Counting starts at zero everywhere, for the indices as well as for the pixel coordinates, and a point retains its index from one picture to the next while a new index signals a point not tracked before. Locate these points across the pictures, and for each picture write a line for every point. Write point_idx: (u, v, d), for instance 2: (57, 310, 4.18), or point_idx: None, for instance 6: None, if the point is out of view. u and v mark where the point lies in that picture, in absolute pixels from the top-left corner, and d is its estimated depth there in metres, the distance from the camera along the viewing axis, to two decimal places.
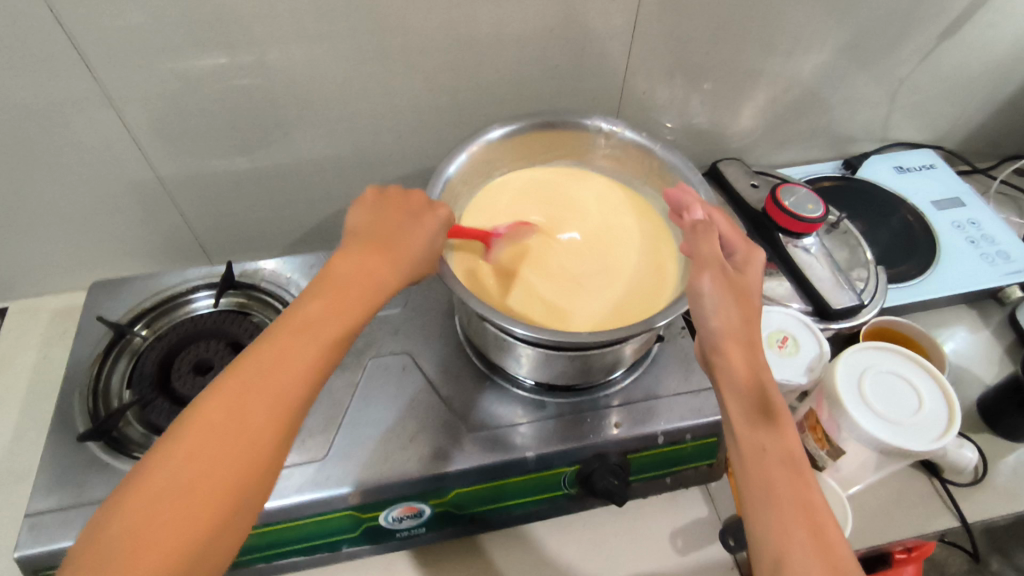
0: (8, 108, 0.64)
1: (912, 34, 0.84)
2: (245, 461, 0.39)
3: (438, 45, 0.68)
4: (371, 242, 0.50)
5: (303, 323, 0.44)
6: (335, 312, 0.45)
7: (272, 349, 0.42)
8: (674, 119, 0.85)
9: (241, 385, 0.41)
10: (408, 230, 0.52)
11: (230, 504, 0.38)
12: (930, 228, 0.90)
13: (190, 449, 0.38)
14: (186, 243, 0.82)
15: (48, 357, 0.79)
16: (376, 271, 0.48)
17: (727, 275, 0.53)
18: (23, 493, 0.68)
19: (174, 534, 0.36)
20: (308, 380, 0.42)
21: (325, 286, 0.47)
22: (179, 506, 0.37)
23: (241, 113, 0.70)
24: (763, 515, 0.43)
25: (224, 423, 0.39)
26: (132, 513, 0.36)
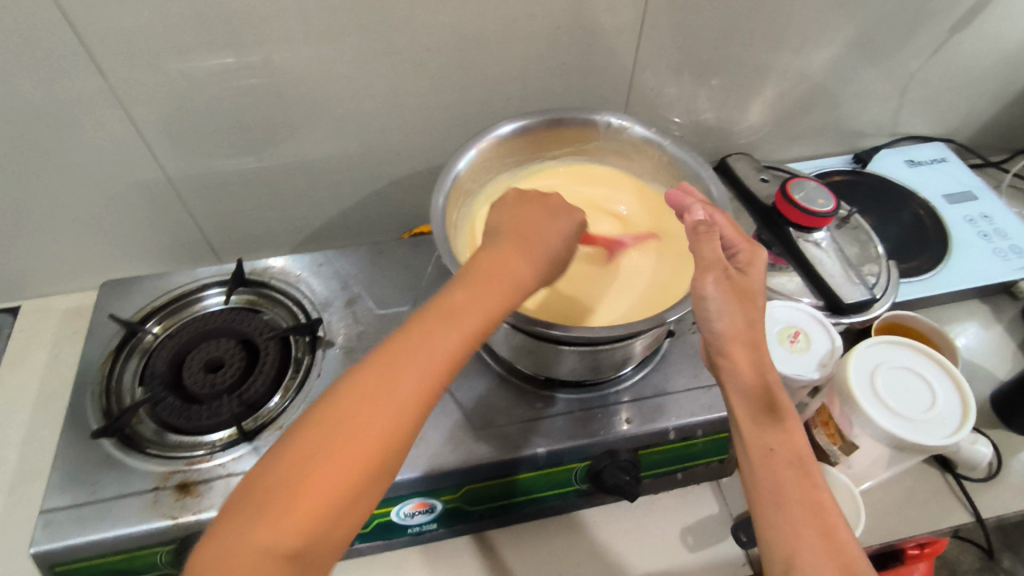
0: (19, 109, 0.64)
1: (923, 27, 0.84)
2: (383, 442, 0.40)
3: (446, 42, 0.68)
4: (513, 235, 0.50)
5: (452, 309, 0.45)
6: (478, 301, 0.45)
7: (418, 333, 0.43)
8: (682, 115, 0.85)
9: (394, 363, 0.42)
10: (544, 227, 0.52)
11: (365, 483, 0.39)
12: (942, 222, 0.89)
13: (341, 417, 0.40)
14: (196, 242, 0.83)
15: (60, 356, 0.80)
16: (516, 263, 0.48)
17: (731, 278, 0.50)
18: (37, 492, 0.68)
19: (308, 504, 0.37)
20: (445, 368, 0.43)
21: (470, 274, 0.47)
22: (321, 475, 0.38)
23: (249, 113, 0.70)
24: (773, 516, 0.44)
25: (373, 401, 0.40)
26: (276, 471, 0.38)
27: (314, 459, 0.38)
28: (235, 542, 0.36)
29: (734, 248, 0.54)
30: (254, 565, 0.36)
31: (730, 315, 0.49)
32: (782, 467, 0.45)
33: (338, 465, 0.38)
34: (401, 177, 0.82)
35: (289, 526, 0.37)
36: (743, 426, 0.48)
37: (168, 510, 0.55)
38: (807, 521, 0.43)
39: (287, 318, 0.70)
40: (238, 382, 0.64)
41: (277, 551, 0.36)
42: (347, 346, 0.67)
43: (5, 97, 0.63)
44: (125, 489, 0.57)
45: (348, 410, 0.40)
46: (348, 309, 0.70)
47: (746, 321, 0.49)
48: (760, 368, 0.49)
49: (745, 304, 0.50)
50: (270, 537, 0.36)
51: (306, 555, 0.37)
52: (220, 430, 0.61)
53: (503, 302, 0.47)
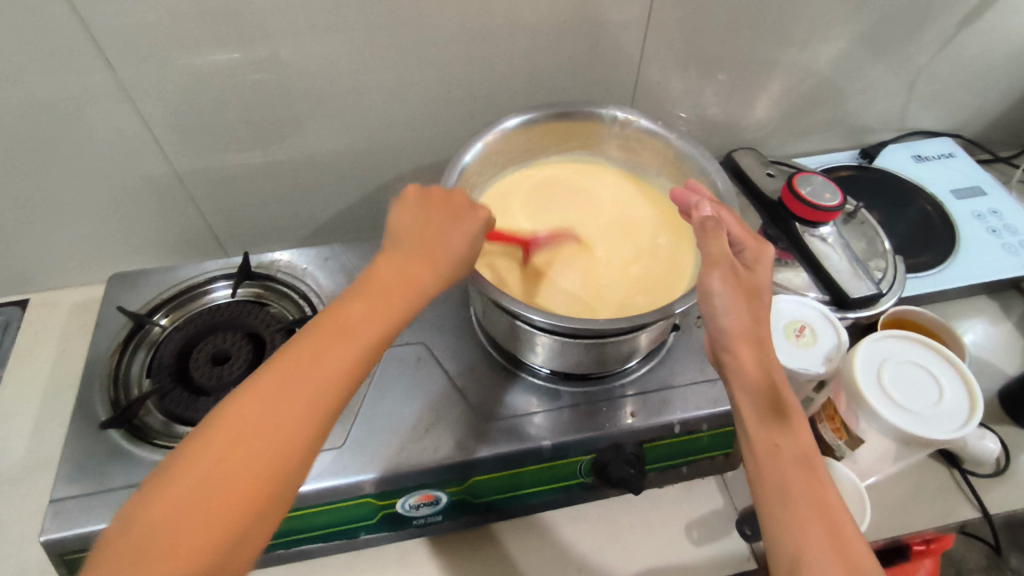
0: (28, 102, 0.64)
1: (931, 21, 0.83)
2: (274, 467, 0.38)
3: (452, 36, 0.68)
4: (410, 247, 0.49)
5: (346, 324, 0.44)
6: (375, 314, 0.45)
7: (307, 352, 0.42)
8: (688, 110, 0.85)
9: (282, 379, 0.40)
10: (448, 233, 0.50)
11: (253, 513, 0.37)
12: (949, 217, 0.89)
13: (229, 439, 0.38)
14: (202, 236, 0.83)
15: (69, 349, 0.80)
16: (416, 277, 0.48)
17: (738, 275, 0.50)
18: (46, 483, 0.69)
19: (191, 542, 0.35)
20: (345, 381, 0.42)
21: (367, 288, 0.46)
22: (207, 506, 0.36)
23: (256, 107, 0.70)
24: (780, 514, 0.43)
25: (258, 423, 0.39)
26: (152, 509, 0.36)
27: (193, 492, 0.36)
28: None
29: (741, 246, 0.54)
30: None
31: (736, 312, 0.49)
32: (789, 465, 0.45)
33: (228, 492, 0.37)
34: (406, 172, 0.82)
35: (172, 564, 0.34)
36: (749, 423, 0.47)
37: None
38: (815, 519, 0.43)
39: (293, 311, 0.70)
40: (245, 374, 0.64)
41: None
42: None
43: (15, 91, 0.63)
44: (133, 479, 0.57)
45: (234, 434, 0.38)
46: None
47: (751, 318, 0.49)
48: (766, 365, 0.48)
49: (751, 302, 0.50)
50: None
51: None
52: None
53: (403, 313, 0.46)
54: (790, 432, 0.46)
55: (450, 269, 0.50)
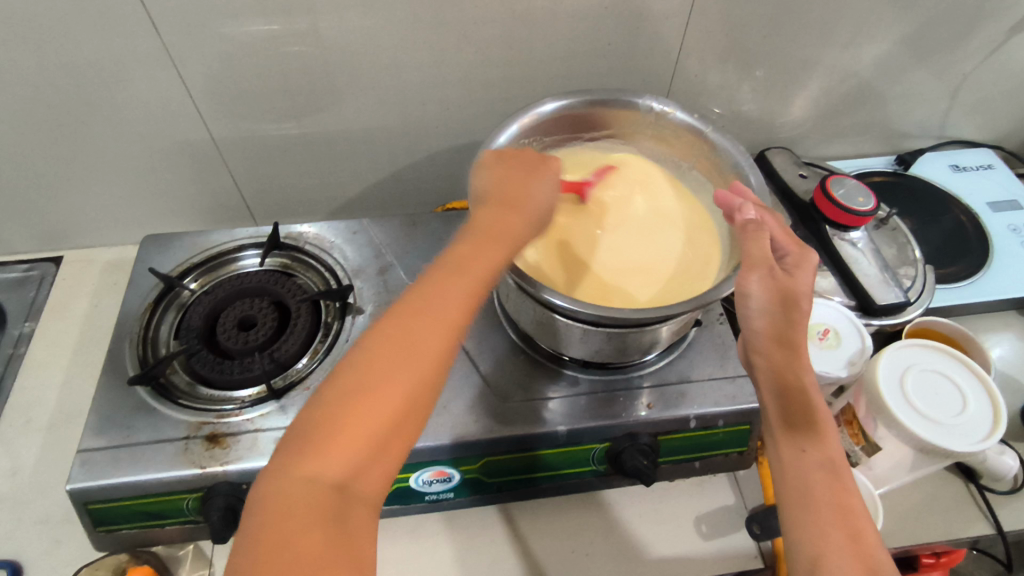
0: (74, 62, 0.66)
1: (980, 28, 0.81)
2: (411, 383, 0.40)
3: (491, 17, 0.68)
4: (506, 193, 0.51)
5: (459, 260, 0.45)
6: (483, 251, 0.46)
7: (433, 282, 0.44)
8: (723, 105, 0.84)
9: (419, 303, 0.42)
10: (535, 182, 0.52)
11: (400, 422, 0.39)
12: (984, 230, 0.87)
13: (372, 356, 0.40)
14: (233, 204, 0.85)
15: (100, 306, 0.82)
16: (518, 218, 0.49)
17: (777, 277, 0.50)
18: (73, 434, 0.71)
19: (343, 443, 0.38)
20: (462, 309, 0.43)
21: (479, 230, 0.48)
22: (356, 415, 0.38)
23: (293, 79, 0.71)
24: (804, 516, 0.44)
25: (401, 340, 0.41)
26: (315, 413, 0.39)
27: (347, 398, 0.39)
28: (283, 487, 0.37)
29: (783, 251, 0.53)
30: (303, 504, 0.36)
31: (769, 313, 0.49)
32: (814, 469, 0.46)
33: (381, 400, 0.39)
34: (437, 151, 0.82)
35: (332, 465, 0.37)
36: (775, 426, 0.48)
37: (198, 458, 0.57)
38: (834, 521, 0.44)
39: (318, 283, 0.71)
40: (269, 341, 0.65)
41: (325, 484, 0.37)
42: (376, 314, 0.68)
43: (63, 50, 0.64)
44: (158, 435, 0.59)
45: (371, 353, 0.40)
46: (379, 277, 0.71)
47: (784, 322, 0.49)
48: (796, 367, 0.49)
49: (787, 305, 0.49)
50: (313, 475, 0.37)
51: (353, 486, 0.38)
52: (249, 387, 0.63)
53: (506, 252, 0.47)
54: (819, 435, 0.47)
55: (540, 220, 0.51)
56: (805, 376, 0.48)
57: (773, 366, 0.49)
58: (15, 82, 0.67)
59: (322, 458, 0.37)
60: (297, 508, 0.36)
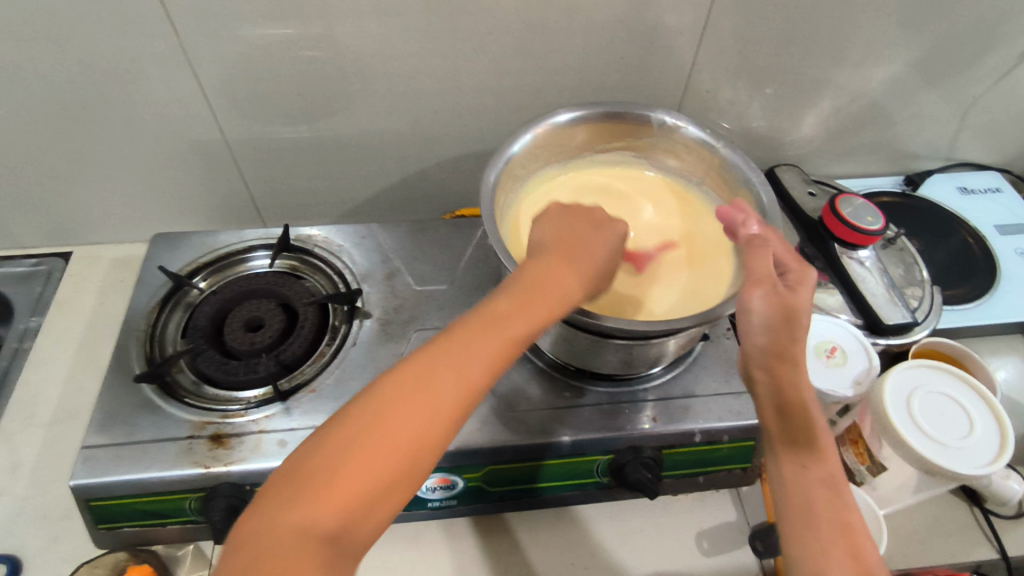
0: (92, 60, 0.66)
1: (990, 52, 0.82)
2: (422, 440, 0.40)
3: (506, 28, 0.69)
4: (561, 247, 0.51)
5: (491, 318, 0.45)
6: (518, 313, 0.46)
7: (460, 339, 0.44)
8: (732, 121, 0.84)
9: (435, 362, 0.42)
10: (587, 241, 0.53)
11: (398, 483, 0.39)
12: (990, 252, 0.87)
13: (385, 406, 0.40)
14: (243, 205, 0.85)
15: (106, 303, 0.83)
16: (562, 278, 0.49)
17: (780, 293, 0.49)
18: (76, 431, 0.71)
19: (342, 498, 0.37)
20: (478, 380, 0.43)
21: (514, 288, 0.48)
22: (359, 464, 0.38)
23: (308, 84, 0.72)
24: (809, 536, 0.44)
25: (414, 393, 0.41)
26: (321, 453, 0.39)
27: (354, 441, 0.39)
28: (271, 528, 0.36)
29: (785, 268, 0.52)
30: (288, 553, 0.35)
31: (771, 330, 0.49)
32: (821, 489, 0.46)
33: (386, 458, 0.39)
34: (447, 159, 0.83)
35: (325, 517, 0.37)
36: (778, 445, 0.48)
37: (201, 458, 0.57)
38: (838, 540, 0.44)
39: (326, 286, 0.72)
40: (276, 343, 0.65)
41: (315, 532, 0.36)
42: (383, 319, 0.68)
43: (81, 47, 0.65)
44: (161, 433, 0.59)
45: (385, 407, 0.40)
46: (387, 282, 0.71)
47: (786, 338, 0.49)
48: (797, 384, 0.49)
49: (789, 321, 0.49)
50: (305, 523, 0.36)
51: (344, 538, 0.37)
52: (254, 388, 0.63)
53: (543, 320, 0.47)
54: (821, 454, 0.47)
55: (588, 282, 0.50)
56: (806, 394, 0.48)
57: (775, 383, 0.49)
58: (33, 79, 0.67)
59: (317, 510, 0.37)
60: (283, 554, 0.35)
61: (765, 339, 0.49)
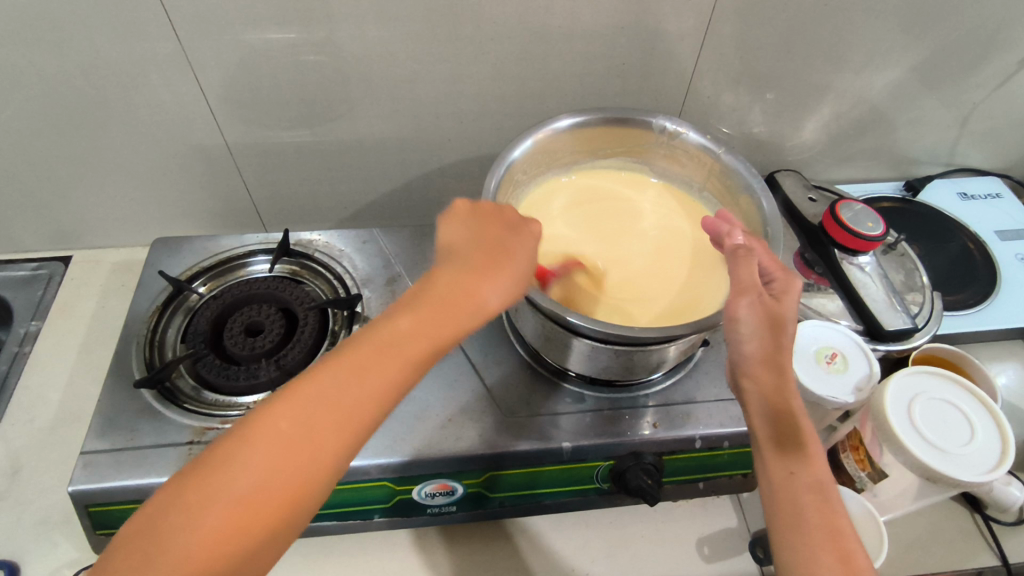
0: (95, 64, 0.66)
1: (990, 58, 0.82)
2: (298, 486, 0.38)
3: (508, 33, 0.69)
4: (472, 260, 0.48)
5: (381, 345, 0.42)
6: (415, 335, 0.43)
7: (345, 368, 0.41)
8: (734, 126, 0.84)
9: (311, 397, 0.39)
10: (504, 249, 0.49)
11: (266, 538, 0.37)
12: (991, 257, 0.87)
13: (256, 451, 0.37)
14: (244, 209, 0.85)
15: (107, 307, 0.82)
16: (473, 291, 0.46)
17: (765, 302, 0.50)
18: (76, 435, 0.71)
19: (201, 557, 0.35)
20: (356, 423, 0.40)
21: (417, 304, 0.44)
22: (223, 519, 0.36)
23: (310, 89, 0.72)
24: (798, 542, 0.44)
25: (290, 434, 0.38)
26: (176, 508, 0.36)
27: (220, 493, 0.36)
28: None
29: (770, 277, 0.52)
30: None
31: (757, 337, 0.49)
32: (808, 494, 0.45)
33: (253, 511, 0.36)
34: (448, 164, 0.83)
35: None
36: (765, 451, 0.48)
37: None
38: (827, 545, 0.43)
39: (326, 291, 0.72)
40: (276, 348, 0.65)
41: None
42: None
43: (84, 52, 0.65)
44: (161, 439, 0.58)
45: (252, 456, 0.37)
46: (387, 287, 0.71)
47: (773, 344, 0.49)
48: (782, 391, 0.48)
49: (777, 328, 0.50)
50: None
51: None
52: (254, 393, 0.63)
53: (436, 349, 0.43)
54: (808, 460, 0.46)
55: (500, 300, 0.46)
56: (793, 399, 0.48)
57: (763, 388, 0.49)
58: (35, 83, 0.67)
59: (172, 571, 0.34)
60: None
61: (751, 346, 0.50)
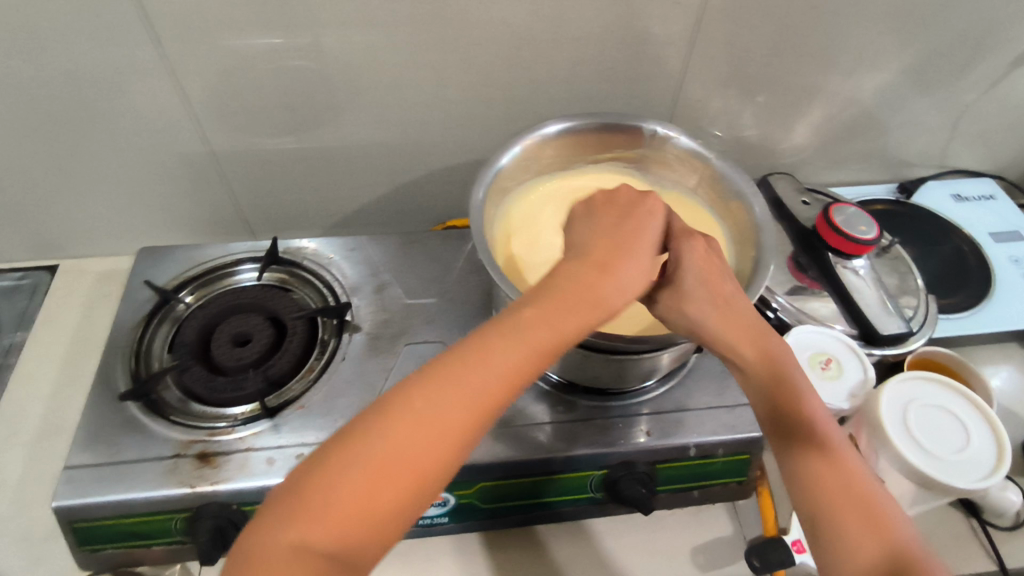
0: (76, 72, 0.65)
1: (981, 60, 0.82)
2: (434, 462, 0.39)
3: (495, 38, 0.68)
4: (595, 253, 0.48)
5: (512, 329, 0.43)
6: (545, 319, 0.44)
7: (481, 349, 0.42)
8: (725, 130, 0.84)
9: (448, 376, 0.41)
10: (637, 232, 0.50)
11: (405, 501, 0.39)
12: (985, 259, 0.87)
13: (397, 427, 0.39)
14: (231, 218, 0.84)
15: (92, 317, 0.81)
16: (601, 281, 0.46)
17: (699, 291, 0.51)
18: (61, 448, 0.70)
19: (354, 514, 0.37)
20: (488, 398, 0.41)
21: (546, 293, 0.45)
22: (365, 485, 0.38)
23: (295, 94, 0.71)
24: (840, 543, 0.43)
25: (428, 408, 0.40)
26: (324, 468, 0.38)
27: (362, 459, 0.38)
28: (271, 545, 0.36)
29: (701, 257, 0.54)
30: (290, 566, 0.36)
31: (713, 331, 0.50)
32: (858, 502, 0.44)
33: (376, 486, 0.38)
34: (437, 170, 0.82)
35: (332, 530, 0.37)
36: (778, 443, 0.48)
37: (186, 478, 0.56)
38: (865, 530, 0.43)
39: (315, 299, 0.70)
40: (263, 358, 0.64)
41: (315, 551, 0.36)
42: (372, 333, 0.67)
43: (65, 60, 0.64)
44: (146, 453, 0.57)
45: (397, 421, 0.40)
46: (376, 296, 0.70)
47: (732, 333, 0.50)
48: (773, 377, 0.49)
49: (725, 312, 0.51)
50: (308, 537, 0.36)
51: (348, 559, 0.37)
52: (241, 404, 0.62)
53: (548, 348, 0.43)
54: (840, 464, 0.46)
55: (629, 289, 0.47)
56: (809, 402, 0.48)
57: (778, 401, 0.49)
58: (16, 92, 0.66)
59: (322, 523, 0.37)
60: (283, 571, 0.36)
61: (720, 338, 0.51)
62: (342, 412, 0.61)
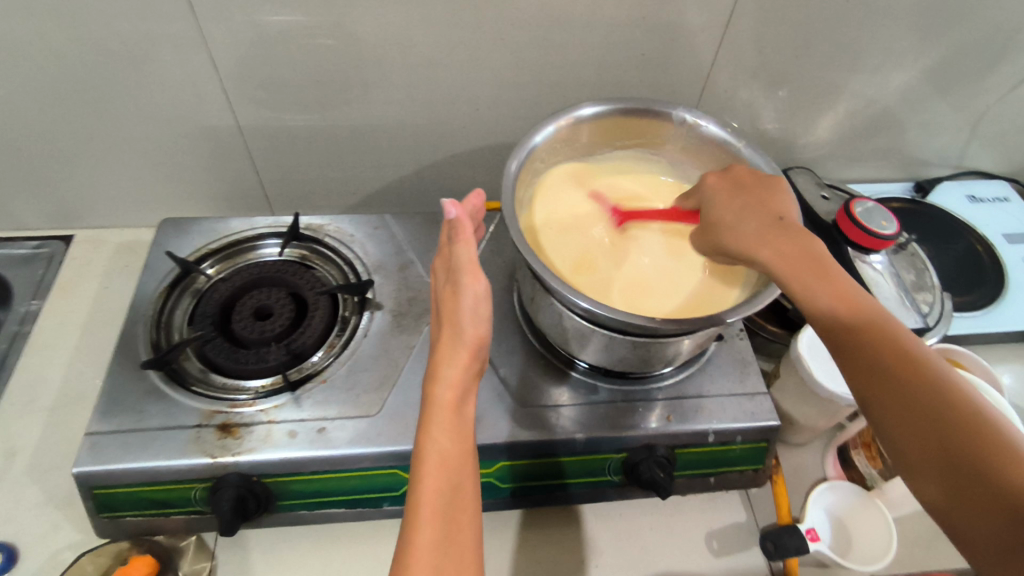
0: (105, 39, 0.65)
1: (1004, 63, 0.82)
2: (456, 534, 0.42)
3: (528, 20, 0.68)
4: (445, 309, 0.50)
5: (429, 425, 0.46)
6: (438, 405, 0.46)
7: (426, 457, 0.44)
8: (749, 122, 0.84)
9: (420, 489, 0.43)
10: (450, 293, 0.50)
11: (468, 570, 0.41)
12: (999, 260, 0.88)
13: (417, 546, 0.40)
14: (252, 192, 0.83)
15: (110, 288, 0.81)
16: (457, 349, 0.48)
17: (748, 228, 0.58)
18: (80, 417, 0.70)
19: None
20: (454, 473, 0.44)
21: (431, 383, 0.47)
22: None
23: (324, 71, 0.71)
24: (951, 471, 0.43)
25: (423, 522, 0.41)
26: None
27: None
28: None
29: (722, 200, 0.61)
30: None
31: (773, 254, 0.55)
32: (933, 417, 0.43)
33: None
34: (461, 152, 0.82)
35: None
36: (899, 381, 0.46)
37: (209, 448, 0.56)
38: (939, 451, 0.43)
39: (337, 276, 0.70)
40: (286, 332, 0.64)
41: None
42: (395, 311, 0.67)
43: (94, 27, 0.64)
44: (169, 422, 0.57)
45: (410, 543, 0.41)
46: (399, 274, 0.70)
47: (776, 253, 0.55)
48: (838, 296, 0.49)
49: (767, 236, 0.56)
50: None
51: None
52: (263, 377, 0.62)
53: (455, 410, 0.46)
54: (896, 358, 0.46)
55: (475, 326, 0.49)
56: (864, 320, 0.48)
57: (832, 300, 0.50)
58: (42, 57, 0.66)
59: None
60: None
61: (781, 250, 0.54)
62: (365, 387, 0.61)
